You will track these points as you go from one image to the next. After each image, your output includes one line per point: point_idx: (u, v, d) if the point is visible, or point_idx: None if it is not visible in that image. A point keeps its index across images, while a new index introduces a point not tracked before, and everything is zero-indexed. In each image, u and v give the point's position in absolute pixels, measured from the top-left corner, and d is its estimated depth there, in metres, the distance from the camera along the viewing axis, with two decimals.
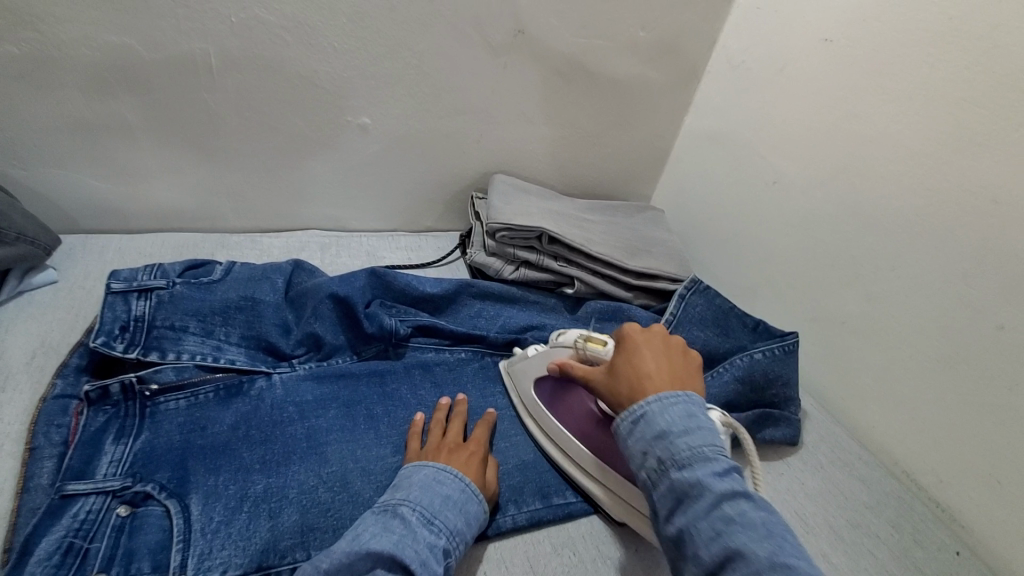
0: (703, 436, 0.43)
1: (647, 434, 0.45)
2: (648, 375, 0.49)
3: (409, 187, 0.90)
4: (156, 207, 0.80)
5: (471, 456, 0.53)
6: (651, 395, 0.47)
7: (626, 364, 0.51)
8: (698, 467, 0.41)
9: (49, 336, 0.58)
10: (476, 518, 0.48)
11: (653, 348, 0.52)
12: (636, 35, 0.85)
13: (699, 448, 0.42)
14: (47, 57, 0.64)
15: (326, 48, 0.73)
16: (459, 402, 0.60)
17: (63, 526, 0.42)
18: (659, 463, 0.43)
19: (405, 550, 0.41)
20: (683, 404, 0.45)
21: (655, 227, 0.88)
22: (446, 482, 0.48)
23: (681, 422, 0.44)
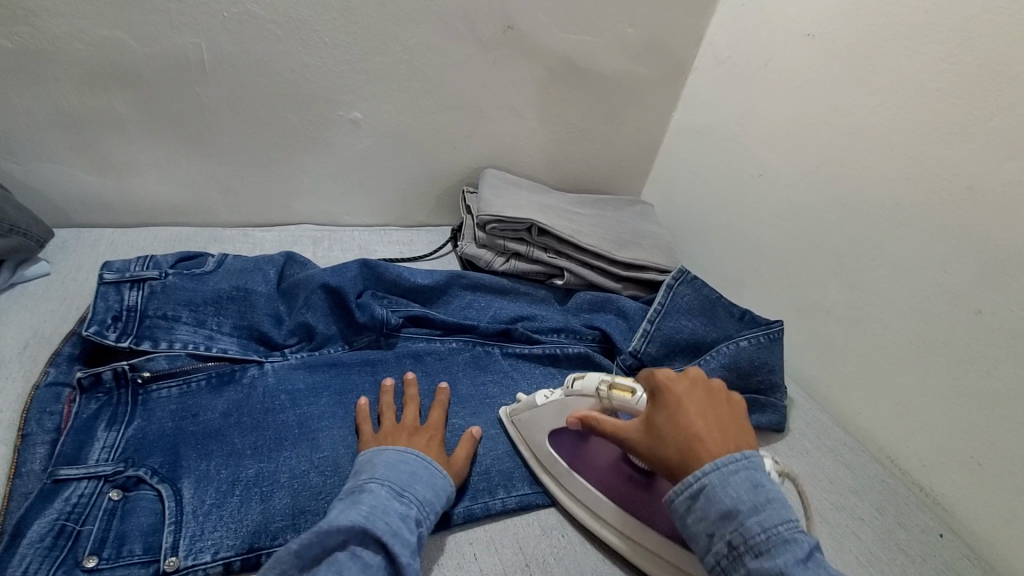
0: (775, 513, 0.40)
1: (712, 514, 0.41)
2: (697, 436, 0.45)
3: (401, 181, 0.90)
4: (148, 202, 0.80)
5: (430, 438, 0.54)
6: (707, 463, 0.43)
7: (670, 423, 0.46)
8: (778, 555, 0.38)
9: (41, 327, 0.59)
10: (444, 490, 0.49)
11: (696, 401, 0.48)
12: (624, 32, 0.86)
13: (773, 530, 0.39)
14: (40, 50, 0.65)
15: (318, 43, 0.74)
16: (409, 385, 0.59)
17: (55, 510, 0.43)
18: (731, 548, 0.40)
19: (377, 522, 0.41)
20: (745, 471, 0.42)
21: (644, 220, 0.89)
22: (410, 461, 0.49)
23: (749, 498, 0.41)
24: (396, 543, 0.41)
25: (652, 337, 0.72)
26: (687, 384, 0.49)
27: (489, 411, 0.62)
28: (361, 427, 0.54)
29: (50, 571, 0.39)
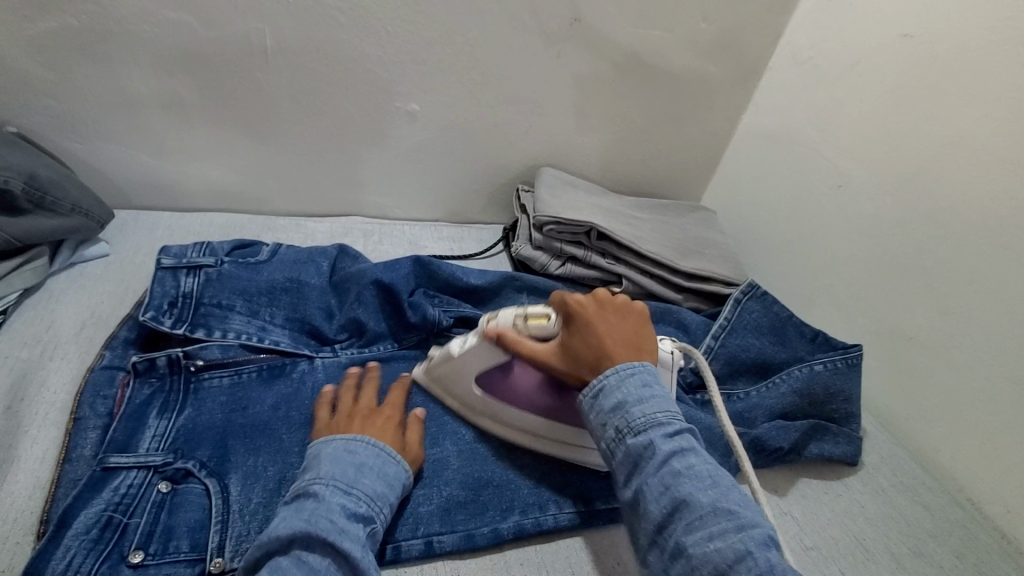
0: (657, 404, 0.46)
1: (606, 407, 0.47)
2: (608, 351, 0.50)
3: (454, 176, 0.88)
4: (206, 187, 0.80)
5: (388, 422, 0.51)
6: (610, 371, 0.48)
7: (581, 342, 0.51)
8: (651, 432, 0.44)
9: (98, 308, 0.59)
10: (397, 479, 0.47)
11: (603, 319, 0.52)
12: (697, 27, 0.81)
13: (652, 414, 0.45)
14: (109, 31, 0.65)
15: (379, 31, 0.72)
16: (371, 368, 0.56)
17: (104, 499, 0.42)
18: (617, 432, 0.45)
19: (320, 523, 0.39)
20: (638, 374, 0.48)
21: (707, 227, 0.84)
22: (359, 452, 0.46)
23: (636, 392, 0.46)
24: (342, 541, 0.39)
25: (716, 353, 0.67)
26: (595, 307, 0.53)
27: None
28: (318, 413, 0.51)
29: (95, 565, 0.38)
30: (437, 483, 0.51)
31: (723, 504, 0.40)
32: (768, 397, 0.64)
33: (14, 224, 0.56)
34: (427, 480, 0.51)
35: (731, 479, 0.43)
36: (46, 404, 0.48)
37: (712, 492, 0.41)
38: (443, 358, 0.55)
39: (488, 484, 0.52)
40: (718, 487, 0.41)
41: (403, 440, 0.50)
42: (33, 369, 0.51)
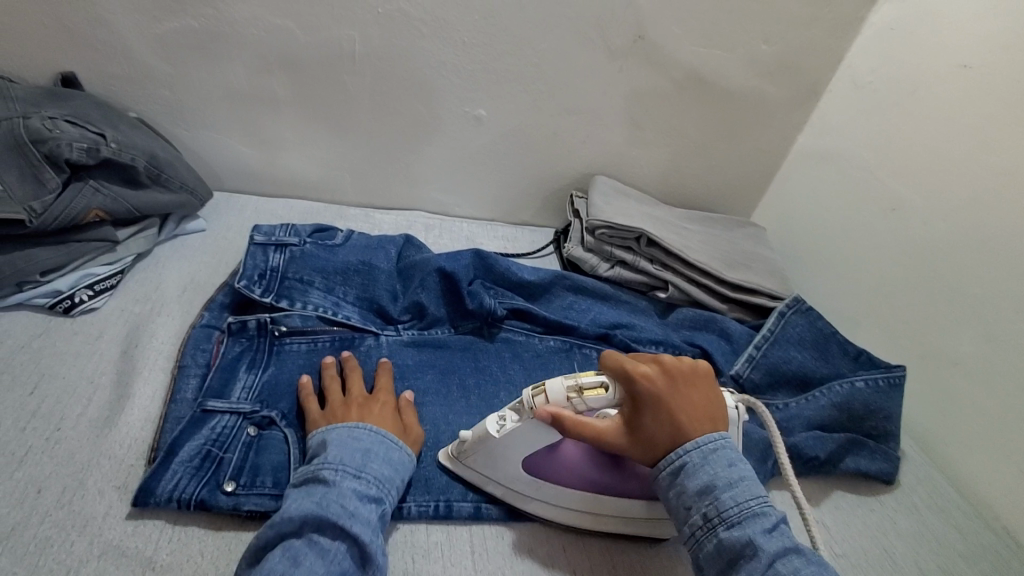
0: (749, 489, 0.44)
1: (691, 488, 0.45)
2: (682, 428, 0.47)
3: (513, 179, 0.93)
4: (288, 176, 0.88)
5: (385, 406, 0.53)
6: (688, 446, 0.46)
7: (653, 420, 0.47)
8: (748, 525, 0.42)
9: (196, 276, 0.66)
10: (403, 464, 0.48)
11: (672, 390, 0.48)
12: (758, 49, 0.83)
13: (745, 503, 0.43)
14: (220, 33, 0.74)
15: (456, 41, 0.78)
16: (347, 359, 0.57)
17: (203, 435, 0.48)
18: (706, 520, 0.44)
19: (330, 507, 0.42)
20: (723, 451, 0.46)
21: (755, 242, 0.86)
22: (364, 438, 0.48)
23: (725, 474, 0.45)
24: (353, 524, 0.41)
25: (756, 363, 0.68)
26: (659, 376, 0.49)
27: None
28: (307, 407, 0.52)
29: (197, 488, 0.44)
30: None
31: None
32: (808, 408, 0.65)
33: (134, 196, 0.64)
34: None
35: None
36: (154, 352, 0.55)
37: None
38: (479, 435, 0.49)
39: None
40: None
41: (403, 422, 0.52)
42: (144, 322, 0.58)
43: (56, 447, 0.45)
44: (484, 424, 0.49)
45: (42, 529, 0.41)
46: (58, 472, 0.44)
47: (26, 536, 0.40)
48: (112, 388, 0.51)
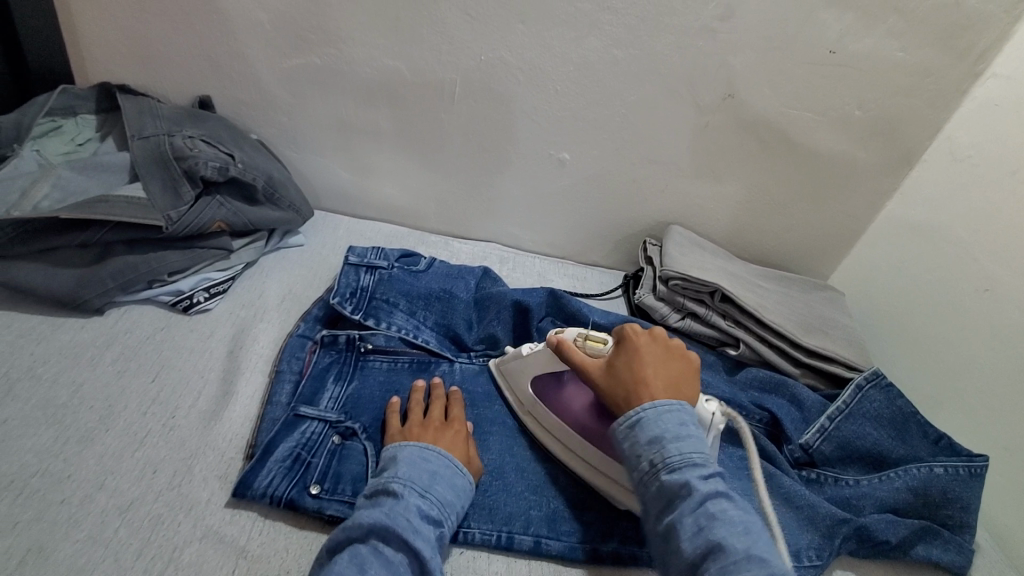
0: (692, 444, 0.46)
1: (642, 439, 0.47)
2: (646, 381, 0.51)
3: (588, 221, 0.96)
4: (379, 200, 0.95)
5: (456, 435, 0.55)
6: (648, 403, 0.49)
7: (625, 367, 0.53)
8: (687, 471, 0.44)
9: (294, 288, 0.72)
10: (463, 492, 0.50)
11: (654, 352, 0.54)
12: (851, 114, 0.82)
13: (688, 454, 0.45)
14: (338, 69, 0.81)
15: (549, 90, 0.81)
16: (437, 385, 0.60)
17: (294, 439, 0.52)
18: (651, 466, 0.46)
19: (399, 519, 0.43)
20: (676, 411, 0.48)
21: (832, 307, 0.84)
22: (433, 459, 0.50)
23: (674, 429, 0.47)
24: (417, 539, 0.43)
25: (829, 435, 0.66)
26: (650, 341, 0.55)
27: None
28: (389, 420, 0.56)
29: (288, 487, 0.48)
30: (547, 493, 0.56)
31: (755, 552, 0.40)
32: (881, 489, 0.63)
33: (251, 211, 0.71)
34: (539, 489, 0.56)
35: (761, 528, 0.42)
36: (255, 355, 0.61)
37: (746, 539, 0.41)
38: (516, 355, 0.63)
39: (591, 506, 0.56)
40: (752, 535, 0.41)
41: (468, 451, 0.54)
42: (249, 326, 0.64)
43: (171, 433, 0.51)
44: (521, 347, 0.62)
45: (155, 506, 0.45)
46: (171, 456, 0.49)
47: (142, 511, 0.45)
48: (218, 385, 0.57)
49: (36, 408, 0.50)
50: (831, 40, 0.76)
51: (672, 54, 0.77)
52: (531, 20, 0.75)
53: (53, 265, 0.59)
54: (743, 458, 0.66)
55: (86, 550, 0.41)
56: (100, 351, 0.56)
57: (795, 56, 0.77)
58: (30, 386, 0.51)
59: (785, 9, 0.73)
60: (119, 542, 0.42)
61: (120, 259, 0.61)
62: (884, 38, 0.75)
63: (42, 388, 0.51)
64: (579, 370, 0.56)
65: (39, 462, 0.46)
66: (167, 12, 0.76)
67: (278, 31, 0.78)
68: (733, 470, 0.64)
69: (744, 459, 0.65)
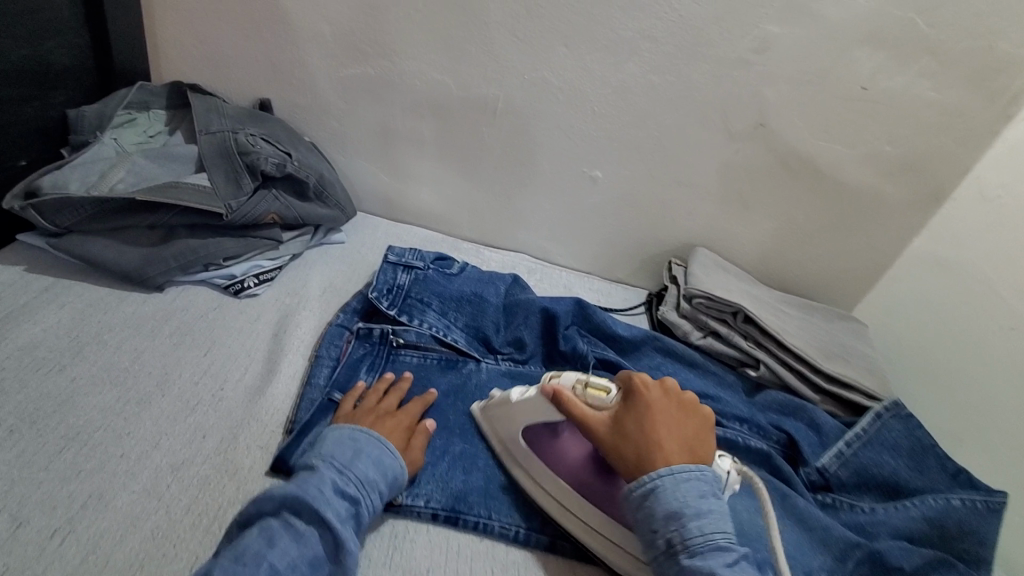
0: (714, 522, 0.46)
1: (660, 512, 0.47)
2: (660, 444, 0.51)
3: (616, 239, 0.99)
4: (416, 205, 1.00)
5: (399, 425, 0.56)
6: (663, 469, 0.49)
7: (636, 427, 0.53)
8: (709, 555, 0.45)
9: (334, 281, 0.76)
10: (391, 470, 0.50)
11: (665, 412, 0.54)
12: (881, 149, 0.84)
13: (711, 535, 0.46)
14: (390, 80, 0.86)
15: (588, 110, 0.85)
16: (402, 379, 0.61)
17: (329, 421, 0.55)
18: (670, 544, 0.46)
19: (308, 490, 0.44)
20: (694, 482, 0.49)
21: (854, 337, 0.85)
22: (360, 438, 0.51)
23: (692, 504, 0.47)
24: (325, 510, 0.43)
25: (845, 460, 0.68)
26: (659, 399, 0.55)
27: None
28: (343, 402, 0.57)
29: None
30: None
31: None
32: (895, 517, 0.63)
33: (301, 206, 0.76)
34: None
35: None
36: (297, 340, 0.65)
37: None
38: (501, 400, 0.59)
39: None
40: None
41: (406, 443, 0.55)
42: (292, 313, 0.68)
43: (219, 404, 0.54)
44: (509, 393, 0.58)
45: (202, 468, 0.49)
46: (218, 424, 0.53)
47: (190, 471, 0.48)
48: (263, 363, 0.61)
49: (101, 369, 0.54)
50: (864, 77, 0.78)
51: (708, 82, 0.80)
52: (574, 44, 0.79)
53: (123, 242, 0.65)
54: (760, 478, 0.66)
55: (140, 501, 0.45)
56: (159, 324, 0.61)
57: (827, 90, 0.80)
58: (97, 350, 0.56)
59: (820, 45, 0.76)
60: (170, 496, 0.46)
61: (182, 241, 0.66)
62: (916, 78, 0.77)
63: (107, 353, 0.56)
64: (579, 424, 0.54)
65: (103, 418, 0.50)
66: (239, 21, 0.83)
67: (338, 43, 0.83)
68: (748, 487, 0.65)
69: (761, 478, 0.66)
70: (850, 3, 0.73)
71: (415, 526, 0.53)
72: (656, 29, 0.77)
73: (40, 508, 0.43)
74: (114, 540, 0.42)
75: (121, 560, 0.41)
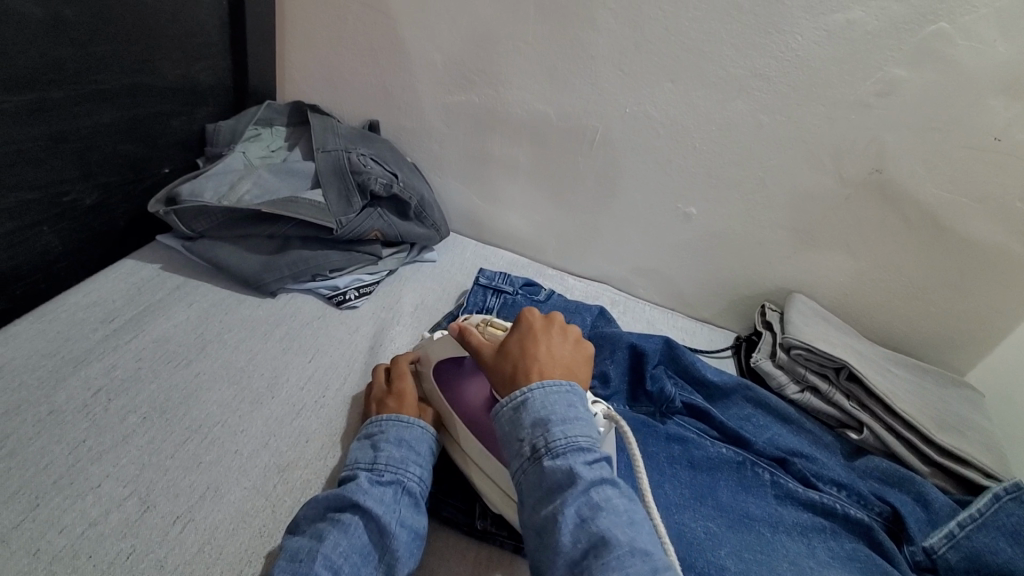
0: (581, 429, 0.45)
1: (527, 421, 0.46)
2: (534, 355, 0.51)
3: (704, 277, 0.96)
4: (504, 228, 1.02)
5: (404, 397, 0.57)
6: (534, 382, 0.48)
7: (517, 345, 0.53)
8: (571, 456, 0.43)
9: (426, 299, 0.79)
10: (418, 443, 0.52)
11: (548, 335, 0.54)
12: (1013, 205, 0.75)
13: (574, 437, 0.44)
14: (491, 108, 0.89)
15: (689, 147, 0.83)
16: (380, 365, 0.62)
17: None
18: (534, 450, 0.45)
19: (344, 490, 0.46)
20: (564, 393, 0.47)
21: (969, 407, 0.78)
22: (375, 429, 0.52)
23: (561, 412, 0.46)
24: (362, 499, 0.45)
25: (956, 543, 0.60)
26: (547, 325, 0.55)
27: (746, 532, 0.60)
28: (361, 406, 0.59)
29: None
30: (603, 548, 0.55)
31: (639, 545, 0.38)
32: None
33: (402, 225, 0.79)
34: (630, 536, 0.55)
35: (644, 516, 0.42)
36: (389, 355, 0.67)
37: (628, 530, 0.39)
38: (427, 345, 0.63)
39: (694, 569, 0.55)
40: (635, 522, 0.40)
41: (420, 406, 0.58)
42: (387, 327, 0.71)
43: (321, 409, 0.57)
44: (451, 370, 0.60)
45: (305, 471, 0.51)
46: (320, 430, 0.55)
47: (294, 474, 0.51)
48: (360, 374, 0.63)
49: (220, 366, 0.58)
50: (997, 127, 0.71)
51: (821, 124, 0.77)
52: (680, 80, 0.79)
53: (246, 249, 0.70)
54: (857, 549, 0.60)
55: (250, 497, 0.48)
56: (271, 328, 0.65)
57: (953, 137, 0.73)
58: (217, 348, 0.61)
59: (948, 92, 0.71)
60: (276, 496, 0.48)
61: (295, 251, 0.71)
62: None
63: (226, 352, 0.60)
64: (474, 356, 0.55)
65: (221, 414, 0.54)
66: (359, 48, 0.88)
67: (448, 71, 0.87)
68: (844, 561, 0.58)
69: (860, 551, 0.60)
70: (987, 49, 0.68)
71: (496, 555, 0.52)
72: (769, 69, 0.75)
73: (166, 494, 0.46)
74: (227, 533, 0.45)
75: (231, 553, 0.44)
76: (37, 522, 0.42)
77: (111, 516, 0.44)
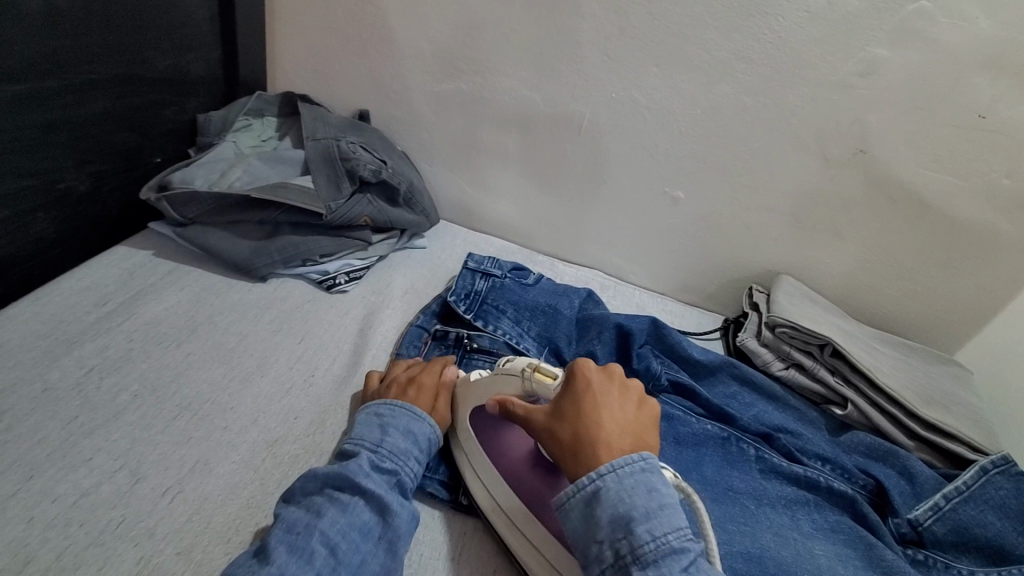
0: (669, 524, 0.42)
1: (603, 518, 0.43)
2: (598, 424, 0.48)
3: (693, 261, 0.97)
4: (494, 215, 1.03)
5: (423, 389, 0.57)
6: (606, 466, 0.45)
7: (575, 408, 0.49)
8: (664, 563, 0.40)
9: (416, 284, 0.80)
10: (421, 437, 0.53)
11: (606, 395, 0.50)
12: (996, 182, 0.76)
13: (663, 538, 0.41)
14: (479, 96, 0.90)
15: (674, 130, 0.84)
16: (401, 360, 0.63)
17: None
18: (617, 555, 0.41)
19: (347, 469, 0.47)
20: (641, 476, 0.44)
21: (955, 384, 0.78)
22: (383, 414, 0.53)
23: (643, 504, 0.42)
24: (365, 482, 0.46)
25: (943, 515, 0.61)
26: (603, 381, 0.51)
27: (730, 505, 0.61)
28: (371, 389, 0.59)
29: None
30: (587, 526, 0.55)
31: None
32: None
33: (391, 211, 0.80)
34: None
35: None
36: (379, 337, 0.68)
37: None
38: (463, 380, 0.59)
39: None
40: None
41: (434, 400, 0.57)
42: (377, 310, 0.72)
43: (310, 388, 0.58)
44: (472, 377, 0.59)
45: (293, 446, 0.52)
46: (308, 408, 0.56)
47: (283, 449, 0.52)
48: (349, 355, 0.64)
49: (211, 348, 0.60)
50: (980, 104, 0.72)
51: (804, 105, 0.78)
52: (666, 64, 0.80)
53: (237, 235, 0.71)
54: (840, 522, 0.60)
55: (239, 471, 0.49)
56: (261, 312, 0.66)
57: (936, 116, 0.74)
58: (209, 330, 0.62)
59: (930, 71, 0.72)
60: (264, 470, 0.50)
61: (286, 237, 0.72)
62: None
63: (217, 334, 0.62)
64: (523, 420, 0.52)
65: (211, 392, 0.55)
66: (349, 38, 0.89)
67: (436, 60, 0.88)
68: (825, 530, 0.59)
69: (842, 523, 0.60)
70: (968, 27, 0.68)
71: (482, 528, 0.54)
72: (752, 50, 0.76)
73: (157, 467, 0.48)
74: (216, 504, 0.46)
75: (219, 522, 0.45)
76: (32, 493, 0.44)
77: (103, 487, 0.45)
